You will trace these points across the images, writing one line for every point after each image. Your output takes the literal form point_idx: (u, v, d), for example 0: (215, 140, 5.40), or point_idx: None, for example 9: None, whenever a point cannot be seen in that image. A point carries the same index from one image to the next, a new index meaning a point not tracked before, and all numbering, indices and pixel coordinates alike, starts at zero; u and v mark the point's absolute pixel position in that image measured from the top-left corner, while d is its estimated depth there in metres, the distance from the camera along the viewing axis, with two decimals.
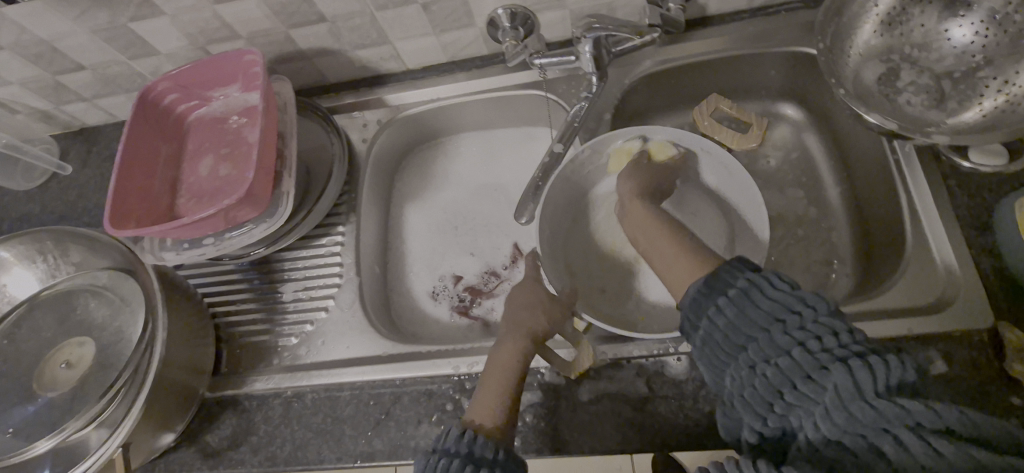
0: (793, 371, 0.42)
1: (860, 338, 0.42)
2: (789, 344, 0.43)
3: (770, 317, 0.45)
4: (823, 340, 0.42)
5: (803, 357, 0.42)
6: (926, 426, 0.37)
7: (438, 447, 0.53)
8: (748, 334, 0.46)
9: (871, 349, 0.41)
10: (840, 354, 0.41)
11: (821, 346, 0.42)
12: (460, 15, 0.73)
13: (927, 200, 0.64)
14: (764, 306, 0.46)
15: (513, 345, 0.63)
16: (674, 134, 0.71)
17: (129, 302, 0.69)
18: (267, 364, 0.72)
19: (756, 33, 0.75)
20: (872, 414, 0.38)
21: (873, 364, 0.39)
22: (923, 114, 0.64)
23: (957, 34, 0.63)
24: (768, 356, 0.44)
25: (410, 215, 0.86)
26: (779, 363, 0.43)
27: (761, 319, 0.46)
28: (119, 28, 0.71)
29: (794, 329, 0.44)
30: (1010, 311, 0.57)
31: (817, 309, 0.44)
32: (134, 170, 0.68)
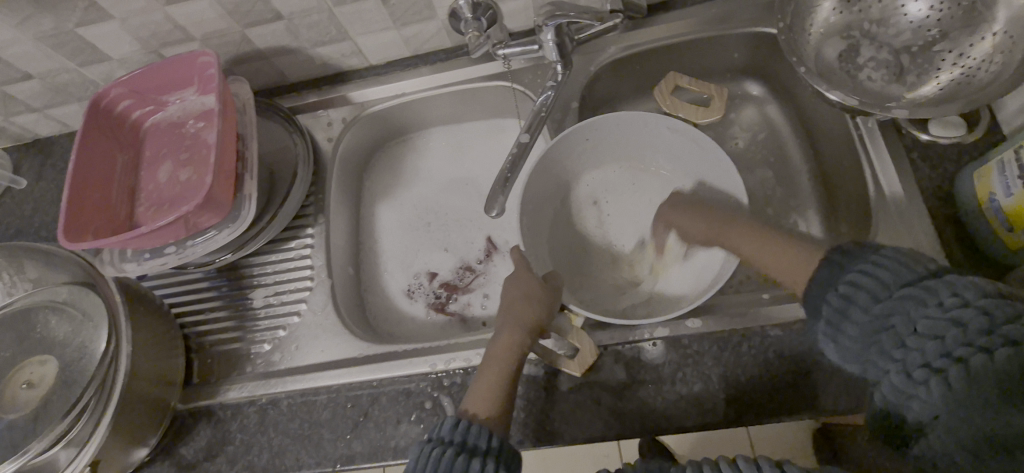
0: (947, 393, 0.39)
1: (976, 333, 0.38)
2: (898, 359, 0.42)
3: (928, 331, 0.40)
4: (939, 344, 0.40)
5: (967, 381, 0.38)
6: None
7: (434, 435, 0.54)
8: (897, 350, 0.42)
9: (987, 349, 0.38)
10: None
11: (991, 362, 0.37)
12: (420, 7, 0.72)
13: (890, 173, 0.64)
14: (917, 322, 0.41)
15: (512, 340, 0.61)
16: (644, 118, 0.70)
17: (91, 317, 0.66)
18: (240, 372, 0.70)
19: (718, 14, 0.75)
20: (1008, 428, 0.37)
21: (998, 366, 0.37)
22: (884, 89, 0.65)
23: (913, 9, 0.64)
24: (913, 368, 0.41)
25: (381, 213, 0.85)
26: (927, 379, 0.40)
27: (914, 337, 0.41)
28: (66, 34, 0.68)
29: (903, 339, 0.41)
30: (978, 281, 0.58)
31: (922, 307, 0.41)
32: (90, 179, 0.66)
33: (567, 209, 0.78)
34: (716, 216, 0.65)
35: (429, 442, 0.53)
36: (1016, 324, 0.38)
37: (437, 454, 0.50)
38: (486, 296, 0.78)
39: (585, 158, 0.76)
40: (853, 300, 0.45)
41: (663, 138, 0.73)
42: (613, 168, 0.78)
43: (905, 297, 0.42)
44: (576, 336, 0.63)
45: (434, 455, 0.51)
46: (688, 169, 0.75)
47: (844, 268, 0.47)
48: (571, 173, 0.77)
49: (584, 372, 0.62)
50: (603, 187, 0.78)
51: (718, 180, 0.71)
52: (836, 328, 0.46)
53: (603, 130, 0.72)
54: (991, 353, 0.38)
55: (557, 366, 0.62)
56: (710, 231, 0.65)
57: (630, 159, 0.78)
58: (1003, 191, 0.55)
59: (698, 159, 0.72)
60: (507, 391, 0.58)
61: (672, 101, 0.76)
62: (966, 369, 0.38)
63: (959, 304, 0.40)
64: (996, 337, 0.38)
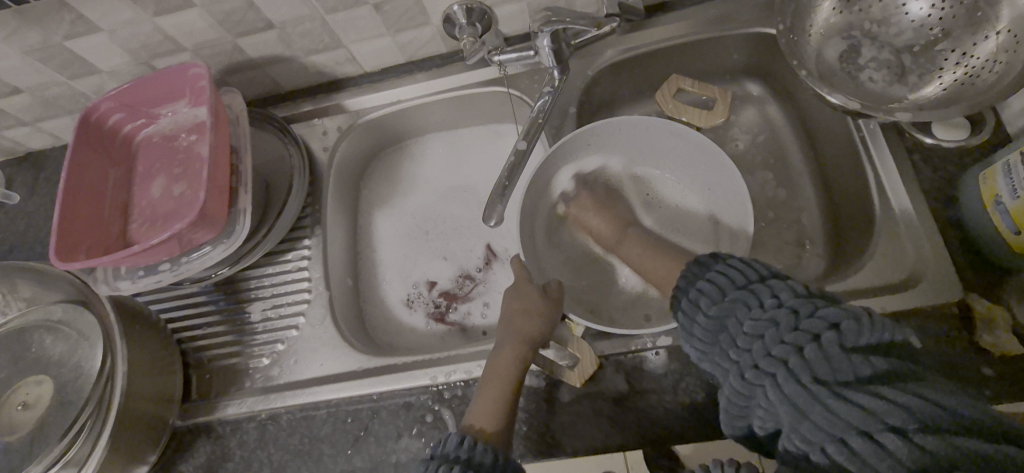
0: (776, 393, 0.40)
1: (788, 330, 0.41)
2: (735, 360, 0.43)
3: (753, 332, 0.42)
4: (764, 342, 0.41)
5: (789, 380, 0.39)
6: (871, 424, 0.36)
7: (437, 452, 0.52)
8: (732, 352, 0.44)
9: (800, 345, 0.40)
10: (832, 363, 0.38)
11: (805, 356, 0.39)
12: (414, 13, 0.71)
13: (893, 175, 0.63)
14: (747, 326, 0.43)
15: (514, 354, 0.60)
16: (642, 123, 0.70)
17: (88, 336, 0.65)
18: (239, 388, 0.69)
19: (716, 15, 0.74)
20: (833, 419, 0.37)
21: (812, 359, 0.39)
22: (886, 89, 0.64)
23: (915, 8, 0.63)
24: (746, 370, 0.42)
25: (379, 222, 0.84)
26: (761, 379, 0.41)
27: (745, 340, 0.43)
28: (54, 48, 0.67)
29: (735, 342, 0.44)
30: (980, 283, 0.58)
31: (751, 309, 0.44)
32: (81, 197, 0.65)
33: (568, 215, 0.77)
34: (620, 218, 0.72)
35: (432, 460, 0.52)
36: (813, 318, 0.40)
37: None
38: (486, 305, 0.77)
39: (586, 161, 0.75)
40: (698, 305, 0.48)
41: (666, 143, 0.72)
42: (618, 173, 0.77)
43: (736, 300, 0.45)
44: (577, 346, 0.63)
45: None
46: (689, 173, 0.74)
47: (700, 273, 0.51)
48: (569, 177, 0.76)
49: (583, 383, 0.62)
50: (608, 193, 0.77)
51: (721, 185, 0.70)
52: (690, 334, 0.48)
53: (599, 133, 0.71)
54: (801, 349, 0.40)
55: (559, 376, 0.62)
56: (613, 235, 0.70)
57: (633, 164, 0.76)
58: (1009, 194, 0.54)
59: (702, 163, 0.71)
60: (509, 405, 0.58)
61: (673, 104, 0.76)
62: (788, 367, 0.39)
63: (776, 306, 0.43)
64: (803, 333, 0.40)
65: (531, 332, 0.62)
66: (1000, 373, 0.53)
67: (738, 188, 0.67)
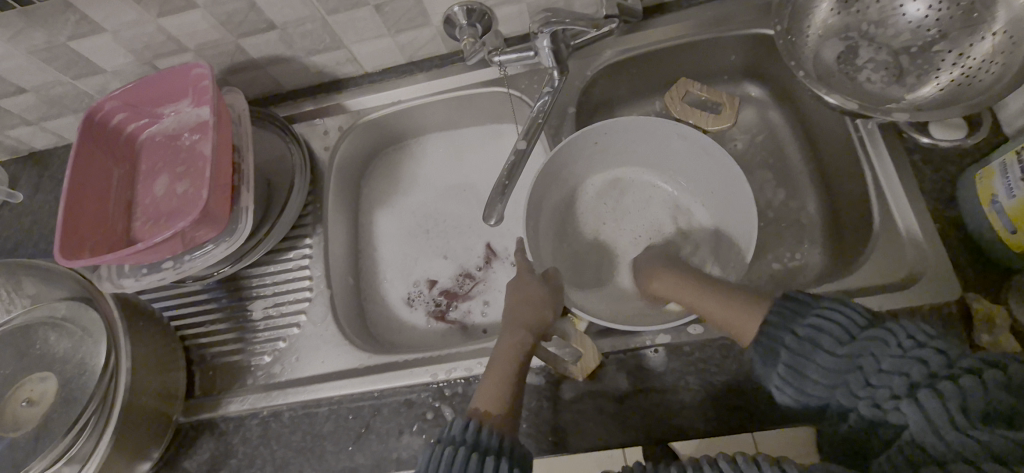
0: (918, 421, 0.40)
1: (937, 364, 0.41)
2: (867, 393, 0.43)
3: (893, 367, 0.42)
4: (906, 376, 0.42)
5: (936, 402, 0.40)
6: (1008, 452, 0.38)
7: (443, 436, 0.52)
8: (865, 385, 0.43)
9: (945, 377, 0.41)
10: (987, 395, 0.39)
11: (957, 385, 0.40)
12: (414, 14, 0.72)
13: (890, 175, 0.64)
14: (883, 361, 0.43)
15: (517, 340, 0.61)
16: (648, 124, 0.70)
17: (92, 333, 0.66)
18: (241, 384, 0.70)
19: (715, 16, 0.74)
20: (976, 446, 0.38)
21: (967, 389, 0.39)
22: (883, 90, 0.64)
23: (912, 9, 0.63)
24: (883, 400, 0.42)
25: (379, 220, 0.85)
26: (898, 406, 0.41)
27: (882, 376, 0.43)
28: (58, 48, 0.68)
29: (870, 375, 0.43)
30: (978, 282, 0.58)
31: (886, 343, 0.44)
32: (86, 196, 0.65)
33: (571, 215, 0.77)
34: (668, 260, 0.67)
35: (439, 443, 0.51)
36: (965, 357, 0.41)
37: (449, 456, 0.49)
38: (486, 304, 0.78)
39: (592, 162, 0.76)
40: (818, 343, 0.46)
41: (668, 141, 0.72)
42: (619, 174, 0.78)
43: (869, 338, 0.44)
44: (579, 341, 0.63)
45: (446, 457, 0.49)
46: (689, 172, 0.74)
47: (800, 311, 0.49)
48: (574, 178, 0.77)
49: (587, 377, 0.62)
50: (609, 193, 0.78)
51: (721, 185, 0.71)
52: (797, 372, 0.46)
53: (605, 135, 0.72)
54: (949, 379, 0.40)
55: (563, 371, 0.63)
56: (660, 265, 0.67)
57: (634, 165, 0.77)
58: (1005, 193, 0.54)
59: (700, 163, 0.72)
60: (512, 387, 0.57)
61: (682, 107, 0.77)
62: (935, 392, 0.40)
63: (917, 343, 0.43)
64: (958, 369, 0.41)
65: (534, 319, 0.63)
66: None
67: (738, 187, 0.68)
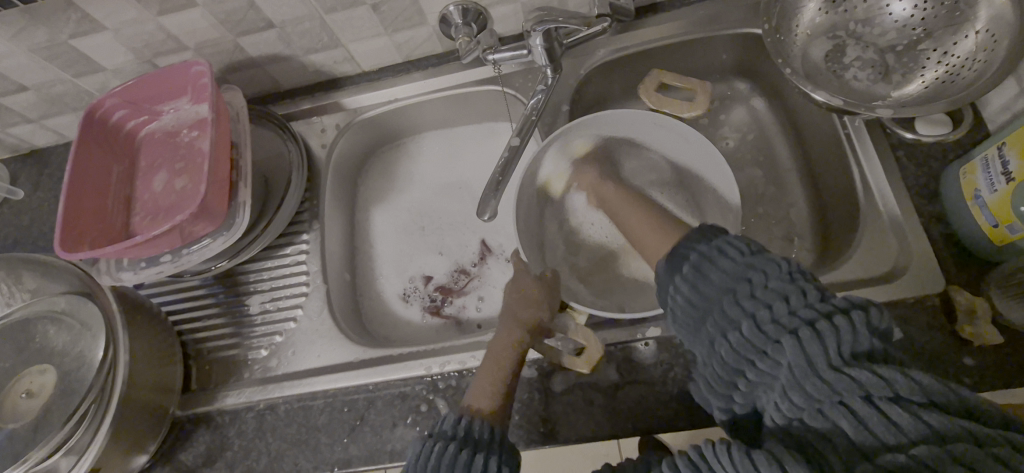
0: (797, 353, 0.38)
1: (801, 301, 0.40)
2: (738, 316, 0.42)
3: (777, 293, 0.41)
4: (772, 309, 0.40)
5: (813, 339, 0.38)
6: (876, 389, 0.36)
7: (435, 430, 0.53)
8: (744, 306, 0.42)
9: (821, 313, 0.39)
10: (840, 338, 0.38)
11: (833, 325, 0.38)
12: (410, 13, 0.73)
13: (876, 171, 0.65)
14: (772, 282, 0.42)
15: (512, 336, 0.62)
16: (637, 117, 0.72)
17: (90, 327, 0.67)
18: (238, 378, 0.71)
19: (706, 16, 0.75)
20: (825, 389, 0.37)
21: (824, 332, 0.38)
22: (870, 88, 0.65)
23: (897, 9, 0.64)
24: (765, 325, 0.40)
25: (376, 217, 0.86)
26: (778, 336, 0.39)
27: (764, 297, 0.41)
28: (60, 46, 0.69)
29: (743, 298, 0.42)
30: (962, 276, 0.59)
31: (766, 274, 0.43)
32: (86, 191, 0.66)
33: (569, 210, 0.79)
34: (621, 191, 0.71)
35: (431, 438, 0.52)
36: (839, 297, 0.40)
37: (443, 449, 0.49)
38: (480, 299, 0.79)
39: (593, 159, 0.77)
40: (719, 259, 0.46)
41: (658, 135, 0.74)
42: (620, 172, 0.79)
43: (766, 262, 0.43)
44: (582, 334, 0.64)
45: (439, 449, 0.50)
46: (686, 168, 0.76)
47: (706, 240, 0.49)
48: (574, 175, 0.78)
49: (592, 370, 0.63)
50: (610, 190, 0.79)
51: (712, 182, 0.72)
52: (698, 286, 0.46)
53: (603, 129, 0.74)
54: (829, 316, 0.39)
55: (564, 363, 0.63)
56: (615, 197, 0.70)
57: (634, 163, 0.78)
58: (987, 187, 0.56)
59: (692, 159, 0.73)
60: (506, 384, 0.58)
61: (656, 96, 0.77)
62: (813, 330, 0.38)
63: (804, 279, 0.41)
64: (830, 305, 0.39)
65: (530, 316, 0.64)
66: (977, 363, 0.55)
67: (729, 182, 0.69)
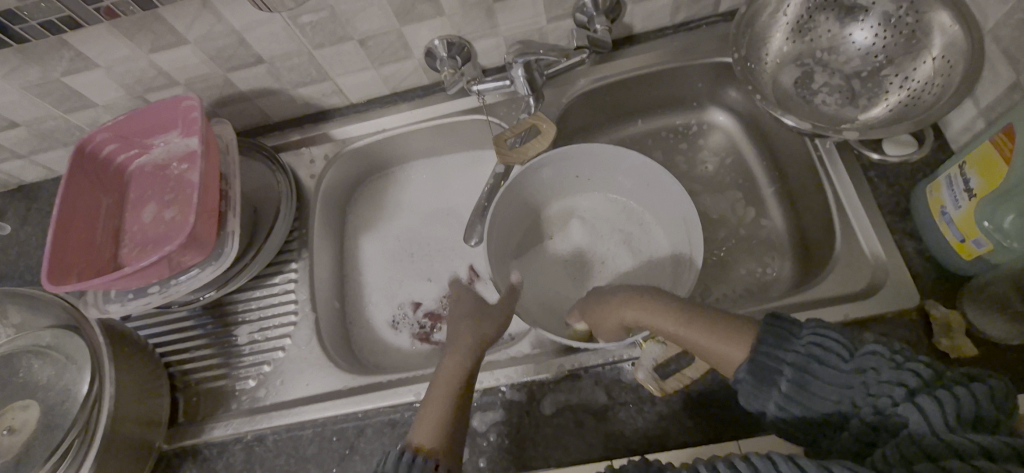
0: (920, 421, 0.39)
1: (913, 377, 0.41)
2: (858, 405, 0.43)
3: (891, 376, 0.42)
4: (890, 391, 0.41)
5: (933, 406, 0.39)
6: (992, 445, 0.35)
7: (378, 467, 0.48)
8: (859, 392, 0.43)
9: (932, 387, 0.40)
10: (956, 404, 0.39)
11: (950, 395, 0.39)
12: (396, 47, 0.76)
13: (848, 191, 0.67)
14: (883, 372, 0.42)
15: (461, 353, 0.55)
16: (603, 149, 0.73)
17: (76, 360, 0.67)
18: (226, 409, 0.70)
19: (680, 47, 0.79)
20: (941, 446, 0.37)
21: (942, 398, 0.39)
22: (838, 111, 0.68)
23: (859, 37, 0.68)
24: (884, 405, 0.41)
25: (365, 245, 0.87)
26: (898, 410, 0.40)
27: (880, 383, 0.42)
28: (52, 83, 0.71)
29: (861, 386, 0.43)
30: (936, 290, 0.61)
31: (876, 364, 0.43)
32: (74, 225, 0.67)
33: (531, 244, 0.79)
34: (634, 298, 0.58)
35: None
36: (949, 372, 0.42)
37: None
38: None
39: (541, 194, 0.79)
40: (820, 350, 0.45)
41: (617, 165, 0.75)
42: (571, 204, 0.81)
43: (872, 351, 0.44)
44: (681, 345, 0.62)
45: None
46: (646, 199, 0.77)
47: (794, 332, 0.47)
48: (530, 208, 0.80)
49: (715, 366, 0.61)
50: (564, 222, 0.80)
51: (675, 212, 0.73)
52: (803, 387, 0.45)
53: (546, 166, 0.75)
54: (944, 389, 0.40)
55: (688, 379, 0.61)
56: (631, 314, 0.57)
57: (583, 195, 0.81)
58: (953, 204, 0.58)
59: (651, 190, 0.75)
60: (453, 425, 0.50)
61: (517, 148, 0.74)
62: (933, 398, 0.39)
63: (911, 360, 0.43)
64: (946, 382, 0.41)
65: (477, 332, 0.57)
66: None
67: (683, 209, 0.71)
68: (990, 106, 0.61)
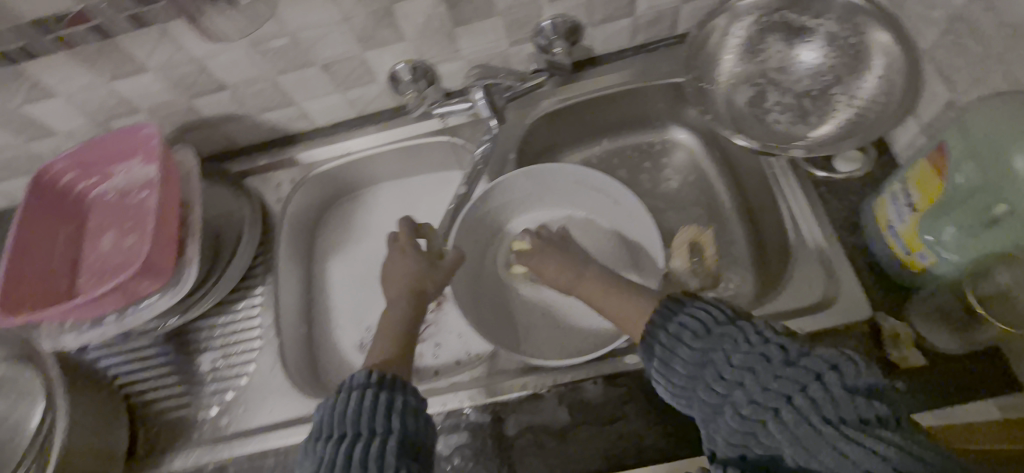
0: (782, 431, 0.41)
1: (782, 366, 0.43)
2: (721, 398, 0.45)
3: (743, 364, 0.44)
4: (746, 386, 0.43)
5: (792, 414, 0.41)
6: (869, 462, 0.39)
7: (341, 387, 0.51)
8: (718, 385, 0.45)
9: (800, 383, 0.42)
10: (834, 403, 0.40)
11: (810, 397, 0.41)
12: (360, 72, 0.77)
13: (802, 206, 0.69)
14: (734, 356, 0.45)
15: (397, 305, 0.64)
16: (562, 171, 0.75)
17: (29, 393, 0.66)
18: (187, 439, 0.69)
19: (641, 68, 0.81)
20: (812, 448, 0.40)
21: (805, 400, 0.41)
22: (791, 129, 0.71)
23: (807, 58, 0.70)
24: (743, 405, 0.43)
25: (333, 268, 0.86)
26: (759, 414, 0.43)
27: (732, 370, 0.44)
28: (10, 113, 0.70)
29: (723, 374, 0.45)
30: (885, 301, 0.63)
31: (726, 348, 0.46)
32: (30, 254, 0.67)
33: (500, 260, 0.81)
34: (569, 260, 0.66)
35: (342, 391, 0.51)
36: (811, 357, 0.43)
37: (362, 401, 0.49)
38: (438, 346, 0.79)
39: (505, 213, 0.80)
40: (680, 338, 0.49)
41: (577, 183, 0.77)
42: (544, 216, 0.82)
43: (723, 335, 0.46)
44: None
45: (347, 405, 0.49)
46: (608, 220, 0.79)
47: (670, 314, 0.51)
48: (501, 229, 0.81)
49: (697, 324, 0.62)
50: None
51: (633, 231, 0.75)
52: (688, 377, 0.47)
53: (510, 185, 0.77)
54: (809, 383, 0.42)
55: None
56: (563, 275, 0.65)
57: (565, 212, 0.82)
58: (898, 218, 0.59)
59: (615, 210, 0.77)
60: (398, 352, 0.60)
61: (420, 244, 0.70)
62: (791, 402, 0.41)
63: (763, 341, 0.45)
64: (795, 366, 0.42)
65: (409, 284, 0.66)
66: (910, 385, 0.57)
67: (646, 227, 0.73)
68: (930, 122, 0.64)
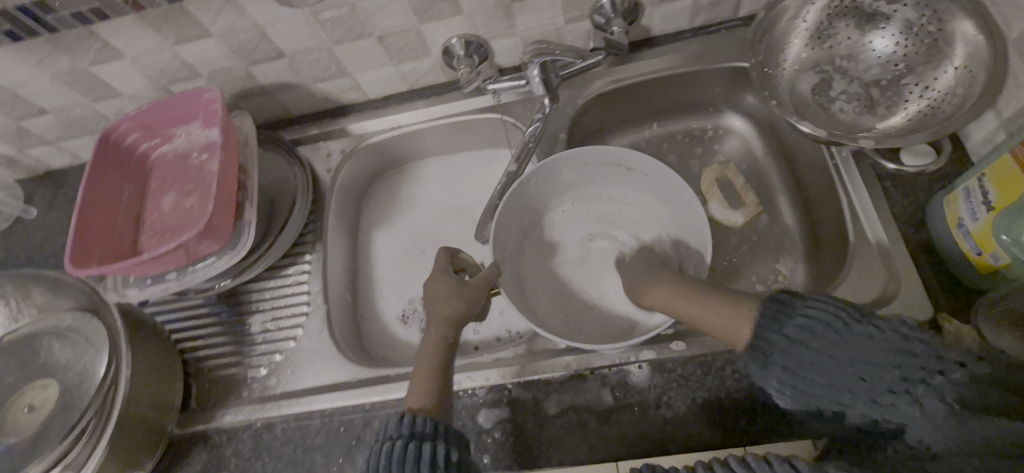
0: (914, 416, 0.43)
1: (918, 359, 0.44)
2: (852, 389, 0.46)
3: (882, 362, 0.45)
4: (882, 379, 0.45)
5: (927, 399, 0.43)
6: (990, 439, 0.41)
7: (381, 437, 0.53)
8: (848, 375, 0.46)
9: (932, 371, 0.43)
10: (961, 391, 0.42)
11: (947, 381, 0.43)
12: (415, 45, 0.77)
13: (864, 200, 0.67)
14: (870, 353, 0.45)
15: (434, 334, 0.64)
16: (608, 154, 0.73)
17: (94, 343, 0.69)
18: (237, 397, 0.72)
19: (699, 50, 0.79)
20: (936, 428, 0.43)
21: (934, 385, 0.43)
22: (856, 119, 0.68)
23: (880, 45, 0.67)
24: (880, 395, 0.45)
25: (377, 239, 0.88)
26: (894, 399, 0.44)
27: (868, 367, 0.45)
28: (80, 73, 0.73)
29: (857, 366, 0.46)
30: (947, 302, 0.60)
31: (849, 339, 0.47)
32: (99, 209, 0.69)
33: (541, 240, 0.80)
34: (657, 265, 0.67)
35: (380, 444, 0.52)
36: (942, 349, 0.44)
37: (394, 453, 0.50)
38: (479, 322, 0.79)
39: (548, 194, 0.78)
40: (800, 334, 0.49)
41: (625, 167, 0.75)
42: (588, 198, 0.80)
43: (859, 333, 0.46)
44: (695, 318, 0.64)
45: (381, 458, 0.50)
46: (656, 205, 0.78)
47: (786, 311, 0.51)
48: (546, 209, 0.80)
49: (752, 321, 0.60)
50: (581, 223, 0.80)
51: (683, 217, 0.74)
52: (795, 363, 0.48)
53: (555, 169, 0.75)
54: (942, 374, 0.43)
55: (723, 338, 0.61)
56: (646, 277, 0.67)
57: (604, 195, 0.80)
58: (970, 216, 0.57)
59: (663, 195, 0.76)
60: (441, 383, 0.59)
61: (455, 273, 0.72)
62: (926, 388, 0.43)
63: (899, 337, 0.45)
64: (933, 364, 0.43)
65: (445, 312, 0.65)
66: None
67: (691, 218, 0.72)
68: (1011, 118, 0.60)
